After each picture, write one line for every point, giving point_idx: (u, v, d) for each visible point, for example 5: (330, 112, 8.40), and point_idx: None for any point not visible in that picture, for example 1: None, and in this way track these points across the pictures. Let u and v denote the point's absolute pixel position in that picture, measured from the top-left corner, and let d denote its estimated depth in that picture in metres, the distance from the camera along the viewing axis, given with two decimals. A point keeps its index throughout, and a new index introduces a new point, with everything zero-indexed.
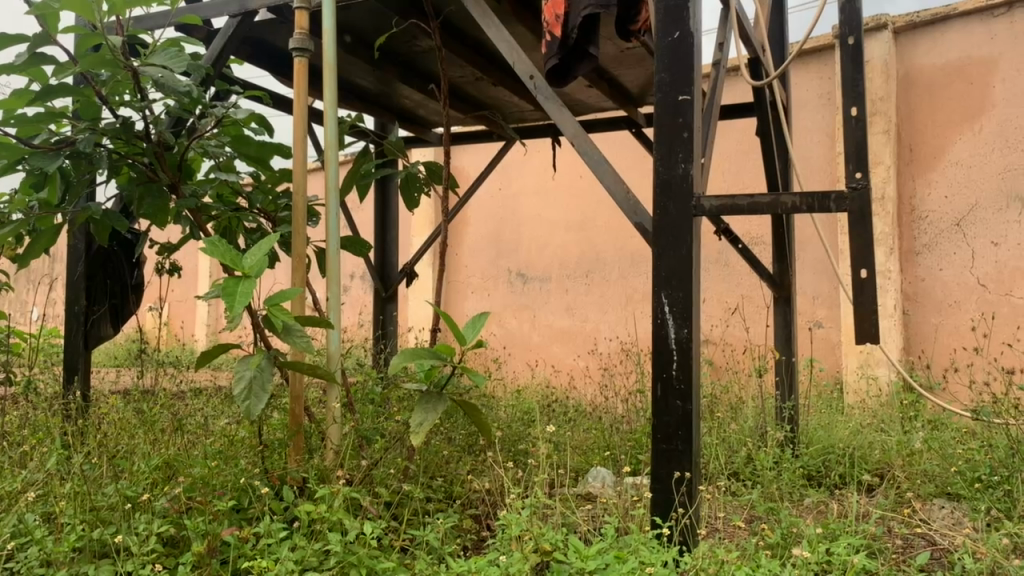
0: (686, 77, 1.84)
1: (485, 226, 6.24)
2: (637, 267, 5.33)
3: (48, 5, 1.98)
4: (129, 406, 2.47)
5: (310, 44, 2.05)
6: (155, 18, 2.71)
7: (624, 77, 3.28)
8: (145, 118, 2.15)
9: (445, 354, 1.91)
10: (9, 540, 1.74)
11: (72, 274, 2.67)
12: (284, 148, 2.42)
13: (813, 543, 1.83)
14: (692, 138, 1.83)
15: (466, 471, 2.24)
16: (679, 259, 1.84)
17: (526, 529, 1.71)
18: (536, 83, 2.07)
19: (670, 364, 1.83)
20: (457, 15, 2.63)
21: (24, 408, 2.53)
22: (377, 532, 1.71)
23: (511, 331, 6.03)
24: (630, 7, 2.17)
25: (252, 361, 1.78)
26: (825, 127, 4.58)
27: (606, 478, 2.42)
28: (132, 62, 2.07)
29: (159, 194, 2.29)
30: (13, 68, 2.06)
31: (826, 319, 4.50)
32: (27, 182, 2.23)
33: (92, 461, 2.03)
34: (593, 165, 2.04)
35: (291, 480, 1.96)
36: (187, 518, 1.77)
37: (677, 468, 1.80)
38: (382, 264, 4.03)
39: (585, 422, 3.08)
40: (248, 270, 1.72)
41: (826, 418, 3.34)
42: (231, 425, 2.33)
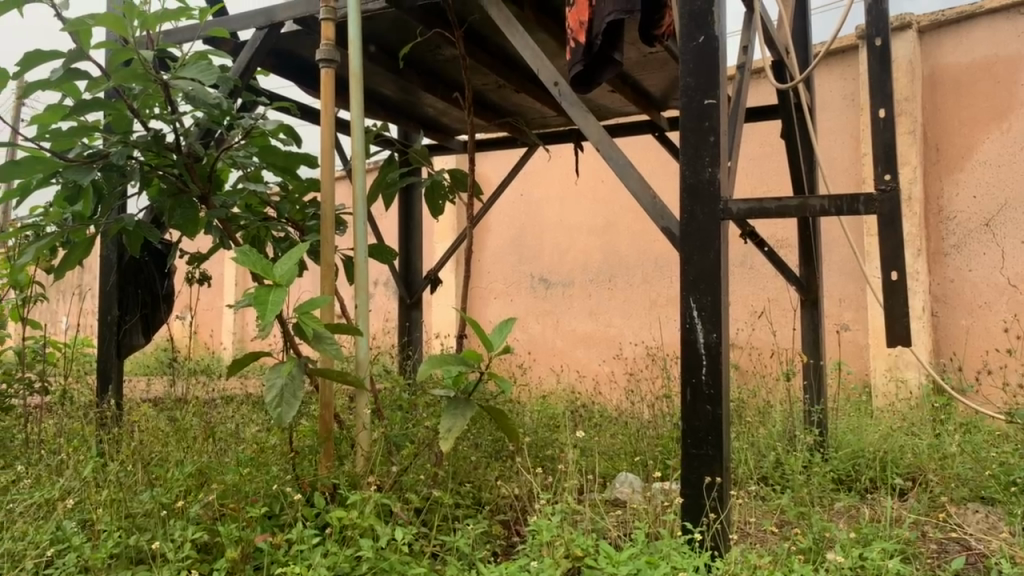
0: (712, 82, 1.84)
1: (508, 232, 6.25)
2: (660, 271, 5.31)
3: (82, 22, 2.02)
4: (161, 415, 2.51)
5: (337, 55, 2.07)
6: (184, 32, 2.75)
7: (647, 81, 3.28)
8: (175, 131, 2.18)
9: (472, 359, 1.91)
10: (48, 546, 1.78)
11: (105, 284, 2.72)
12: (311, 157, 2.44)
13: (847, 547, 1.82)
14: (719, 142, 1.83)
15: (495, 476, 2.25)
16: (706, 264, 1.83)
17: (556, 534, 1.71)
18: (561, 90, 2.07)
19: (699, 368, 1.82)
20: (480, 24, 2.65)
21: (59, 417, 2.57)
22: (408, 538, 1.72)
23: (534, 337, 6.03)
24: (654, 11, 2.17)
25: (283, 369, 1.80)
26: (851, 128, 4.54)
27: (634, 483, 2.41)
28: (162, 75, 2.10)
29: (188, 207, 2.35)
30: (48, 84, 2.10)
31: (853, 321, 4.46)
32: (62, 196, 2.28)
33: (127, 468, 2.07)
34: (619, 170, 2.04)
35: (321, 487, 1.97)
36: (220, 525, 1.79)
37: (708, 474, 1.80)
38: (406, 271, 4.05)
39: (612, 427, 3.08)
40: (279, 279, 1.74)
41: (855, 421, 3.31)
42: (261, 432, 2.36)
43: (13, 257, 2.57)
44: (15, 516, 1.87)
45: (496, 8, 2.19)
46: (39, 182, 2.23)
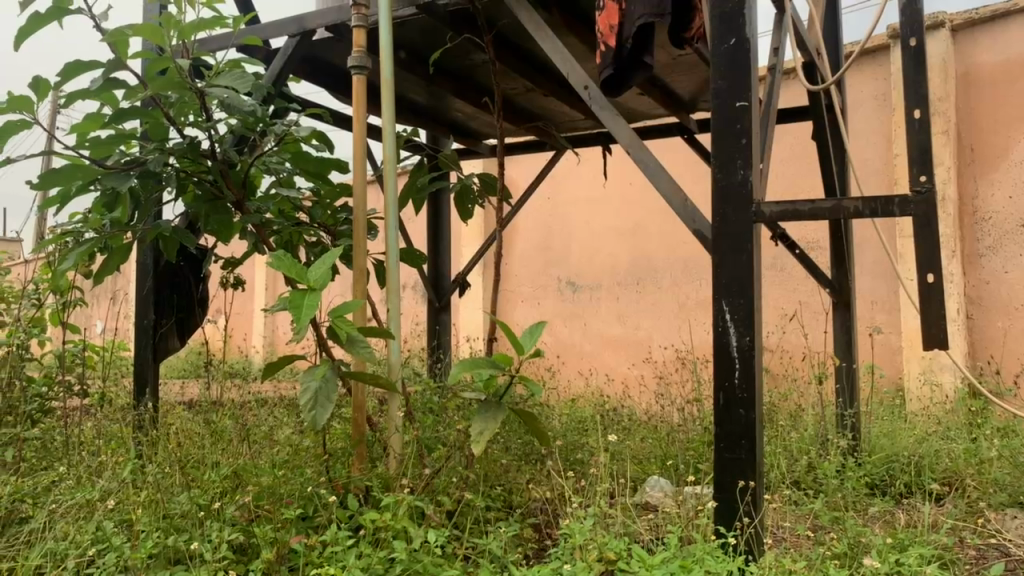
0: (743, 84, 1.83)
1: (536, 235, 6.26)
2: (689, 274, 5.28)
3: (121, 32, 2.06)
4: (197, 418, 2.55)
5: (368, 62, 2.10)
6: (219, 40, 2.79)
7: (676, 83, 3.27)
8: (210, 138, 2.21)
9: (503, 363, 1.92)
10: (89, 546, 1.81)
11: (141, 289, 2.76)
12: (342, 163, 2.47)
13: (883, 553, 1.80)
14: (751, 145, 1.82)
15: (527, 479, 2.25)
16: (739, 267, 1.83)
17: (589, 538, 1.71)
18: (590, 94, 2.10)
19: (732, 372, 1.82)
20: (509, 29, 2.66)
21: (98, 420, 2.62)
22: (441, 540, 1.73)
23: (563, 340, 6.03)
24: (684, 14, 2.17)
25: (317, 372, 1.82)
26: (883, 128, 4.49)
27: (664, 487, 2.41)
28: (197, 83, 2.14)
29: (224, 212, 2.37)
30: (87, 93, 2.14)
31: (886, 323, 4.41)
32: (100, 203, 2.32)
33: (164, 470, 2.11)
34: (650, 174, 2.04)
35: (355, 489, 1.99)
36: (256, 526, 1.82)
37: (741, 478, 1.79)
38: (435, 275, 4.07)
39: (641, 431, 3.07)
40: (313, 283, 1.76)
41: (888, 425, 3.27)
42: (295, 434, 2.39)
43: (54, 263, 2.63)
44: (56, 517, 1.91)
45: (526, 13, 2.20)
46: (78, 189, 2.27)
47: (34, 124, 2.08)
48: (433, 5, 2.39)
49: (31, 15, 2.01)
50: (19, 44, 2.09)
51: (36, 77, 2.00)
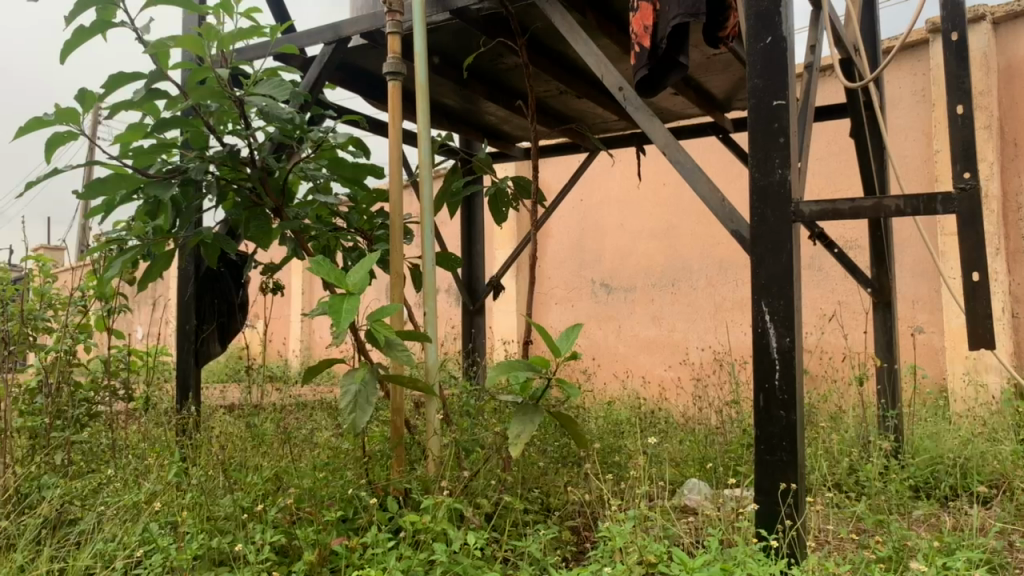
0: (780, 83, 1.81)
1: (569, 238, 6.25)
2: (725, 274, 5.24)
3: (162, 44, 2.10)
4: (239, 422, 2.59)
5: (403, 68, 2.11)
6: (256, 49, 2.84)
7: (710, 82, 3.24)
8: (249, 145, 2.24)
9: (539, 365, 1.91)
10: (136, 547, 1.86)
11: (182, 294, 2.81)
12: (377, 168, 2.49)
13: (930, 556, 1.76)
14: (789, 144, 1.80)
15: (565, 482, 2.25)
16: (779, 266, 1.81)
17: (628, 541, 1.71)
18: (626, 95, 2.08)
19: (772, 373, 1.80)
20: (542, 32, 2.67)
21: (144, 424, 2.68)
22: (480, 542, 1.73)
23: (598, 343, 6.02)
24: (718, 13, 2.16)
25: (357, 375, 1.84)
26: (922, 124, 4.41)
27: (703, 490, 2.39)
28: (236, 92, 2.17)
29: (263, 218, 2.44)
30: (130, 104, 2.19)
31: (928, 323, 4.33)
32: (143, 211, 2.36)
33: (209, 473, 2.14)
34: (686, 174, 2.02)
35: (394, 491, 2.00)
36: (298, 528, 1.84)
37: (782, 480, 1.77)
38: (469, 278, 4.08)
39: (679, 433, 3.05)
40: (351, 288, 1.78)
41: (932, 427, 3.21)
42: (335, 437, 2.42)
43: (99, 270, 2.68)
44: (105, 519, 1.96)
45: (559, 15, 2.20)
46: (122, 198, 2.32)
47: (79, 135, 2.13)
48: (467, 10, 2.40)
49: (76, 28, 2.07)
50: (65, 58, 2.15)
51: (82, 89, 2.05)
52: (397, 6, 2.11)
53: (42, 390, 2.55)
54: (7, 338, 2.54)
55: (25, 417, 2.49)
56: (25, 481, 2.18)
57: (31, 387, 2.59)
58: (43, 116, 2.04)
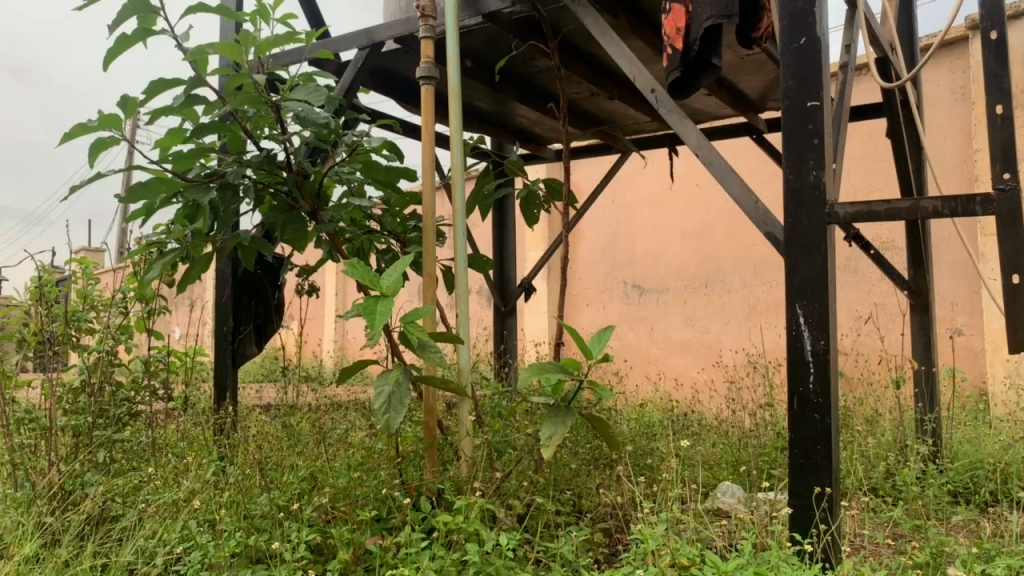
0: (815, 83, 1.80)
1: (601, 239, 6.24)
2: (759, 276, 5.19)
3: (201, 51, 2.14)
4: (275, 420, 2.63)
5: (436, 72, 2.13)
6: (291, 55, 2.88)
7: (743, 83, 3.22)
8: (285, 150, 2.28)
9: (571, 367, 1.91)
10: (176, 544, 1.90)
11: (220, 296, 2.86)
12: (410, 171, 2.50)
13: (969, 563, 1.74)
14: (823, 145, 1.79)
15: (597, 484, 2.25)
16: (814, 269, 1.79)
17: (661, 544, 1.70)
18: (658, 97, 2.07)
19: (806, 376, 1.79)
20: (573, 35, 2.67)
21: (182, 423, 2.73)
22: (512, 543, 1.74)
23: (630, 345, 6.00)
24: (751, 13, 2.15)
25: (390, 376, 1.86)
26: (962, 123, 4.34)
27: (736, 493, 2.38)
28: (272, 97, 2.21)
29: (299, 221, 2.41)
30: (170, 110, 2.24)
31: (968, 325, 4.25)
32: (182, 215, 2.41)
33: (246, 471, 2.18)
34: (719, 176, 2.01)
35: (427, 491, 2.02)
36: (333, 527, 1.87)
37: (817, 484, 1.75)
38: (501, 280, 4.09)
39: (712, 436, 3.04)
40: (385, 290, 1.80)
41: (972, 431, 3.15)
42: (369, 437, 2.45)
43: (139, 273, 2.73)
44: (145, 517, 2.00)
45: (590, 18, 2.20)
46: (162, 202, 2.37)
47: (121, 141, 2.18)
48: (499, 14, 2.41)
49: (119, 37, 2.12)
50: (107, 66, 2.20)
51: (124, 96, 2.10)
52: (429, 11, 2.13)
53: (85, 389, 2.61)
54: (52, 339, 2.60)
55: (69, 416, 2.56)
56: (70, 477, 2.24)
57: (75, 386, 2.66)
58: (87, 122, 2.09)
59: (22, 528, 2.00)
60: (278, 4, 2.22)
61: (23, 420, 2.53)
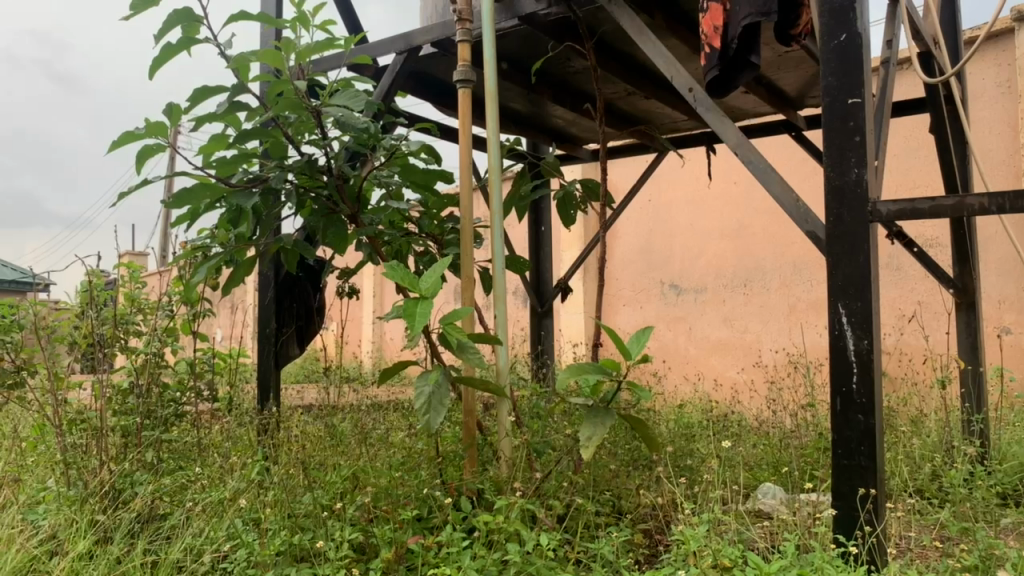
0: (856, 80, 1.78)
1: (637, 238, 6.21)
2: (799, 275, 5.14)
3: (243, 58, 2.18)
4: (317, 420, 2.67)
5: (473, 75, 2.14)
6: (330, 60, 2.92)
7: (782, 80, 3.19)
8: (326, 154, 2.31)
9: (609, 368, 1.90)
10: (223, 542, 1.94)
11: (263, 298, 2.91)
12: (447, 173, 2.52)
13: (1019, 566, 1.71)
14: (865, 142, 1.77)
15: (636, 486, 2.24)
16: (856, 267, 1.77)
17: (703, 545, 1.70)
18: (696, 96, 2.06)
19: (849, 377, 1.77)
20: (610, 35, 2.67)
21: (226, 423, 2.78)
22: (553, 543, 1.75)
23: (667, 345, 5.97)
24: (790, 11, 2.13)
25: (430, 377, 1.88)
26: (1008, 116, 4.24)
27: (777, 494, 2.36)
28: (313, 103, 2.24)
29: (340, 225, 2.48)
30: (214, 116, 2.28)
31: (1016, 323, 4.16)
32: (226, 219, 2.45)
33: (290, 471, 2.22)
34: (759, 174, 1.99)
35: (467, 491, 2.03)
36: (375, 526, 1.89)
37: (861, 485, 1.73)
38: (537, 281, 4.10)
39: (753, 437, 3.01)
40: (425, 292, 1.82)
41: (1021, 433, 3.08)
42: (409, 437, 2.47)
43: (185, 277, 2.79)
44: (193, 516, 2.05)
45: (627, 17, 2.20)
46: (206, 206, 2.41)
47: (167, 147, 2.23)
48: (535, 16, 2.42)
49: (164, 46, 2.16)
50: (153, 74, 2.25)
51: (170, 104, 2.15)
52: (466, 15, 2.15)
53: (133, 390, 2.67)
54: (101, 342, 2.67)
55: (118, 416, 2.62)
56: (120, 477, 2.29)
57: (124, 388, 2.72)
58: (134, 130, 2.15)
59: (76, 526, 2.06)
60: (318, 11, 2.25)
61: (75, 421, 2.60)
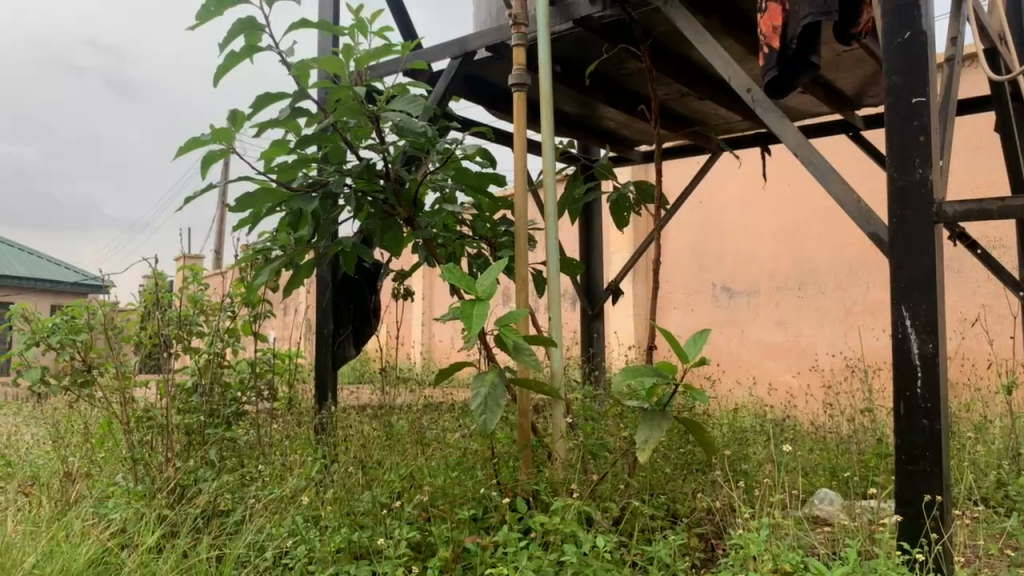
0: (921, 79, 1.74)
1: (688, 240, 6.16)
2: (856, 277, 5.06)
3: (305, 65, 2.23)
4: (373, 420, 2.71)
5: (528, 78, 2.16)
6: (387, 66, 2.97)
7: (839, 80, 3.14)
8: (384, 159, 2.35)
9: (666, 371, 1.89)
10: (284, 538, 1.99)
11: (322, 299, 2.99)
12: (501, 177, 2.54)
13: None
14: (930, 142, 1.73)
15: (692, 489, 2.22)
16: (920, 269, 1.74)
17: (763, 549, 1.68)
18: (755, 96, 2.04)
19: (914, 381, 1.73)
20: (665, 36, 2.66)
21: (286, 422, 2.84)
22: (609, 545, 1.75)
23: (719, 348, 5.90)
24: (851, 10, 2.10)
25: (486, 378, 1.89)
26: None
27: (835, 500, 2.32)
28: (371, 108, 2.27)
29: (396, 228, 2.55)
30: (275, 122, 2.33)
31: None
32: (286, 223, 2.51)
33: (348, 470, 2.25)
34: (819, 175, 1.97)
35: (523, 492, 2.04)
36: (432, 526, 1.92)
37: (927, 491, 1.70)
38: (587, 283, 4.09)
39: (811, 443, 2.97)
40: (481, 294, 1.83)
41: None
42: (464, 437, 2.50)
43: (246, 279, 2.86)
44: (256, 513, 2.10)
45: (683, 18, 2.19)
46: (268, 210, 2.47)
47: (230, 153, 2.29)
48: (590, 18, 2.43)
49: (229, 54, 2.23)
50: (218, 81, 2.32)
51: (233, 110, 2.21)
52: (521, 19, 2.17)
53: (196, 389, 2.75)
54: (166, 342, 2.76)
55: (183, 414, 2.70)
56: (186, 474, 2.37)
57: (188, 387, 2.80)
58: (201, 136, 2.21)
59: (145, 520, 2.13)
60: (376, 18, 2.29)
61: (142, 418, 2.69)
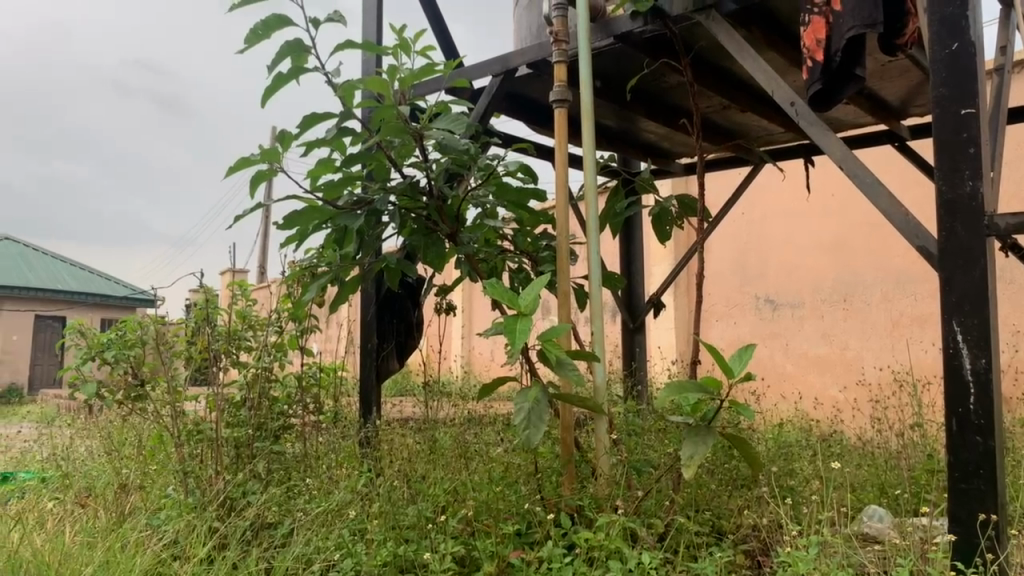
0: (969, 90, 1.72)
1: (729, 252, 6.12)
2: (903, 287, 4.96)
3: (350, 86, 2.28)
4: (416, 433, 2.74)
5: (569, 95, 2.17)
6: (429, 85, 3.01)
7: (884, 90, 3.10)
8: (427, 176, 2.38)
9: (712, 387, 1.87)
10: (332, 551, 2.02)
11: (364, 315, 3.03)
12: (542, 192, 2.56)
13: None
14: (980, 154, 1.71)
15: (737, 505, 2.20)
16: (971, 282, 1.71)
17: (812, 566, 1.65)
18: (798, 110, 2.03)
19: (967, 397, 1.70)
20: (705, 50, 2.67)
21: (330, 435, 2.88)
22: (654, 561, 1.73)
23: (763, 361, 5.83)
24: (895, 21, 2.09)
25: (530, 394, 1.90)
26: None
27: (884, 518, 2.28)
28: (414, 126, 2.30)
29: (440, 243, 2.57)
30: (321, 141, 2.38)
31: None
32: (332, 239, 2.55)
33: (393, 483, 2.28)
34: (864, 187, 1.95)
35: (566, 508, 2.04)
36: (477, 540, 1.93)
37: (982, 510, 1.66)
38: (629, 297, 4.08)
39: (858, 459, 2.92)
40: (524, 309, 1.83)
41: None
42: (507, 451, 2.51)
43: (293, 294, 2.92)
44: (305, 524, 2.14)
45: (725, 33, 2.19)
46: (314, 228, 2.52)
47: (278, 172, 2.34)
48: (630, 34, 2.43)
49: (276, 76, 2.28)
50: (266, 102, 2.37)
51: (281, 131, 2.26)
52: (562, 36, 2.18)
53: (245, 403, 2.81)
54: (216, 357, 2.82)
55: (232, 426, 2.76)
56: (234, 486, 2.42)
57: (237, 401, 2.86)
58: (249, 156, 2.27)
59: (196, 531, 2.18)
60: (419, 37, 2.32)
61: (192, 431, 2.75)
